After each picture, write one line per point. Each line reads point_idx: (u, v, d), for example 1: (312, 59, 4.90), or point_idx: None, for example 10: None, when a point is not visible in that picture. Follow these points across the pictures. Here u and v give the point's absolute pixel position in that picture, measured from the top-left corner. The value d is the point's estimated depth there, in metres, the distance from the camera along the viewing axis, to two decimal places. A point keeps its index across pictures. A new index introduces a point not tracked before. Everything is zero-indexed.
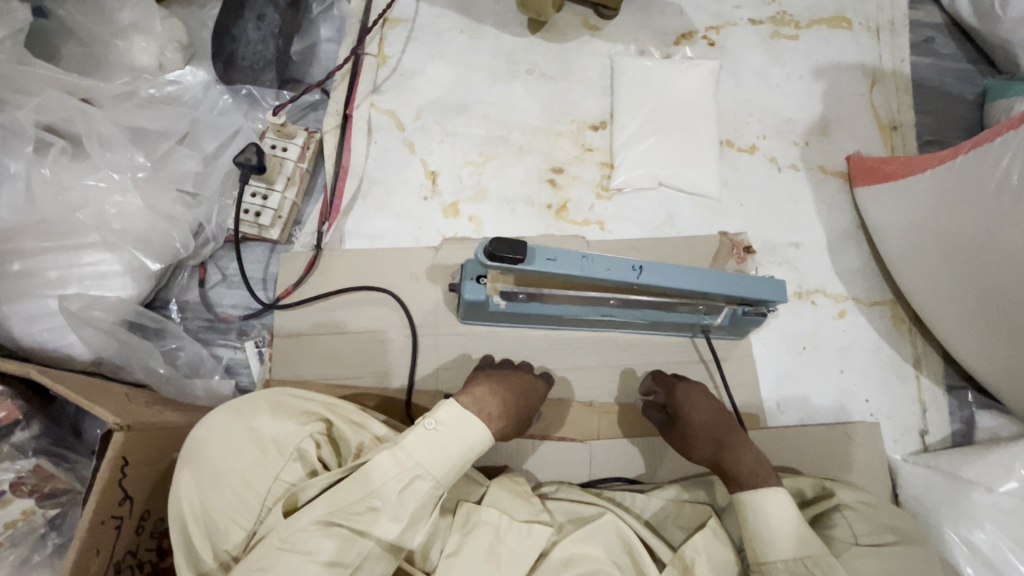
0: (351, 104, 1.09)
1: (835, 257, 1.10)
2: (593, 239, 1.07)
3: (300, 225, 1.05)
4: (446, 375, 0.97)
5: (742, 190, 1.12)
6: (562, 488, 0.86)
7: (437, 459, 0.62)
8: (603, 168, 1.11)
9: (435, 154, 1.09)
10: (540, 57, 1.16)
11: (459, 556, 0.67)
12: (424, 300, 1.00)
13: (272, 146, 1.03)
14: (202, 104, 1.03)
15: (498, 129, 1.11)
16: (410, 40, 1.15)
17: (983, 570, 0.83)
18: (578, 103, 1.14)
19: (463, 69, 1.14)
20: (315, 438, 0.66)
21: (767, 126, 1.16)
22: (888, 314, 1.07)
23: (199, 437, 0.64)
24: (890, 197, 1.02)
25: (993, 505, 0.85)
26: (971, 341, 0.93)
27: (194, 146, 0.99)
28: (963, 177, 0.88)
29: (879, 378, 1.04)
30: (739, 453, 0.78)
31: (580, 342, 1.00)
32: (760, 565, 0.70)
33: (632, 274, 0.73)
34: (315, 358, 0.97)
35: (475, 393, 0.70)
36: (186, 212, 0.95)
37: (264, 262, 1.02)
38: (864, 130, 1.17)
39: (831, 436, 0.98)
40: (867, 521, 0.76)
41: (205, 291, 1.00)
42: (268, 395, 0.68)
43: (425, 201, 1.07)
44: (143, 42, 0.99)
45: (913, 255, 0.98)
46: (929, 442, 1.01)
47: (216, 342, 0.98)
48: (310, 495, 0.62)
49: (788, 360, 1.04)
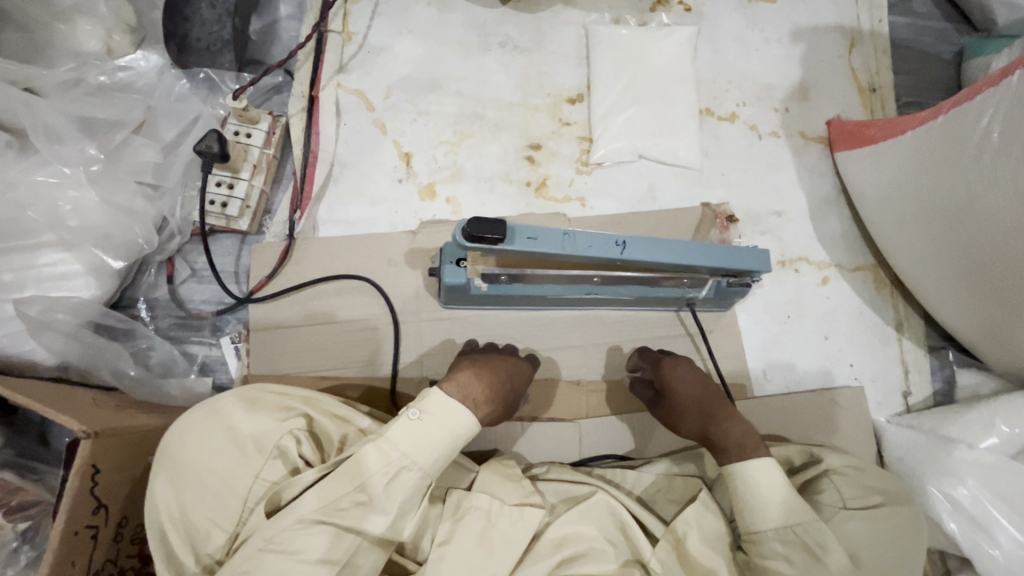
0: (317, 84, 1.04)
1: (817, 225, 1.09)
2: (574, 216, 1.05)
3: (270, 214, 1.01)
4: (430, 361, 0.95)
5: (723, 159, 1.10)
6: (553, 468, 0.85)
7: (423, 449, 0.60)
8: (582, 142, 1.08)
9: (408, 135, 1.05)
10: (513, 28, 1.12)
11: (452, 544, 0.66)
12: (404, 286, 0.98)
13: (234, 132, 0.97)
14: (156, 90, 0.97)
15: (473, 106, 1.07)
16: (376, 14, 1.09)
17: (966, 525, 0.85)
18: (554, 75, 1.11)
19: (434, 44, 1.09)
20: (295, 434, 0.64)
21: (746, 93, 1.14)
22: (870, 279, 1.08)
23: (172, 441, 0.61)
24: (871, 160, 1.00)
25: (975, 461, 0.86)
26: (953, 300, 0.93)
27: (152, 135, 0.94)
28: (944, 137, 0.86)
29: (862, 342, 1.05)
30: (729, 425, 0.77)
31: (566, 321, 0.98)
32: (751, 534, 0.70)
33: (616, 250, 0.72)
34: (295, 351, 0.94)
35: (460, 379, 0.68)
36: (148, 206, 0.90)
37: (234, 255, 0.98)
38: (843, 93, 1.16)
39: (817, 402, 0.99)
40: (854, 484, 0.76)
41: (174, 287, 0.96)
42: (244, 392, 0.66)
43: (400, 183, 1.03)
44: (88, 25, 0.94)
45: (895, 218, 0.97)
46: (912, 402, 1.03)
47: (190, 339, 0.95)
48: (294, 492, 0.60)
49: (773, 329, 1.04)
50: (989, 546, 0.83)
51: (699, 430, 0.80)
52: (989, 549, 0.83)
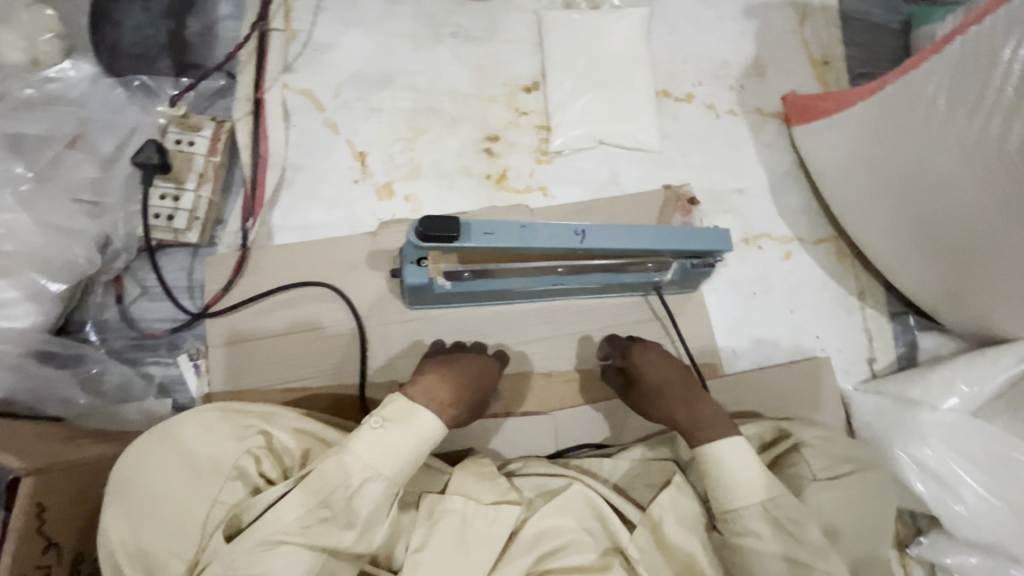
0: (261, 86, 1.00)
1: (778, 200, 1.10)
2: (537, 207, 1.03)
3: (222, 224, 0.97)
4: (400, 364, 0.93)
5: (683, 140, 1.10)
6: (529, 462, 0.84)
7: (388, 458, 0.59)
8: (540, 131, 1.06)
9: (362, 133, 1.02)
10: (463, 18, 1.09)
11: (427, 549, 0.65)
12: (366, 290, 0.95)
13: (176, 141, 0.94)
14: (91, 100, 0.93)
15: (427, 100, 1.05)
16: (320, 10, 1.05)
17: (932, 485, 0.87)
18: (509, 64, 1.08)
19: (383, 38, 1.06)
20: (254, 452, 0.62)
21: (703, 73, 1.13)
22: (832, 250, 1.09)
23: (124, 469, 0.59)
24: (825, 133, 1.01)
25: (938, 422, 0.89)
26: (910, 266, 0.95)
27: (89, 149, 0.89)
28: (893, 107, 0.87)
29: (827, 314, 1.06)
30: (696, 407, 0.77)
31: (535, 313, 0.97)
32: (725, 514, 0.70)
33: (576, 239, 0.71)
34: (258, 364, 0.91)
35: (424, 382, 0.67)
36: (88, 224, 0.86)
37: (187, 269, 0.95)
38: (797, 68, 1.16)
39: (787, 376, 1.00)
40: (826, 455, 0.77)
41: (124, 307, 0.92)
42: (200, 412, 0.63)
43: (356, 183, 1.00)
44: (7, 35, 0.87)
45: (850, 189, 0.98)
46: (877, 368, 1.05)
47: (145, 360, 0.91)
48: (255, 513, 0.57)
49: (741, 307, 1.04)
50: (954, 503, 0.86)
51: (690, 416, 0.77)
52: (953, 506, 0.86)
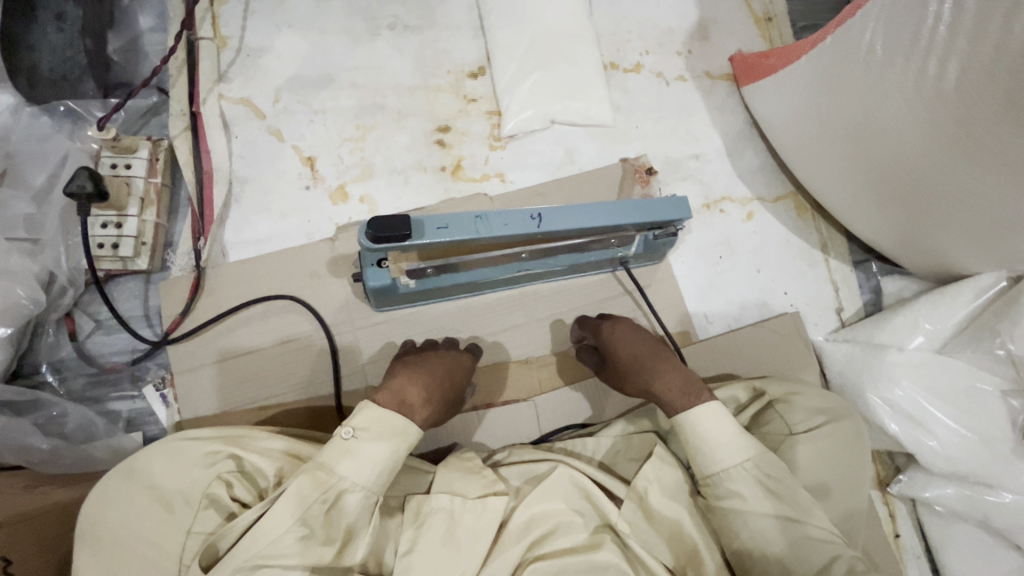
0: (195, 99, 0.96)
1: (734, 161, 1.11)
2: (495, 194, 1.02)
3: (173, 247, 0.94)
4: (373, 369, 0.92)
5: (635, 112, 1.09)
6: (514, 451, 0.84)
7: (363, 469, 0.58)
8: (490, 116, 1.05)
9: (307, 137, 0.99)
10: (399, 8, 1.06)
11: (417, 552, 0.65)
12: (331, 298, 0.93)
13: (111, 166, 0.89)
14: (13, 132, 0.88)
15: (371, 96, 1.02)
16: (249, 13, 1.01)
17: (906, 423, 0.90)
18: (451, 50, 1.06)
19: (318, 37, 1.02)
20: (225, 478, 0.61)
21: (648, 40, 1.12)
22: (791, 207, 1.10)
23: (90, 514, 0.58)
24: (773, 90, 1.01)
25: (907, 362, 0.91)
26: (867, 212, 0.96)
27: (17, 182, 0.85)
28: (834, 56, 0.87)
29: (793, 269, 1.08)
30: (670, 376, 0.77)
31: (505, 301, 0.97)
32: (706, 479, 0.70)
33: (533, 224, 0.70)
34: (227, 387, 0.89)
35: (392, 385, 0.66)
36: (28, 263, 0.82)
37: (141, 297, 0.92)
38: (741, 27, 1.16)
39: (761, 335, 1.01)
40: (800, 408, 0.79)
41: (79, 344, 0.89)
42: (165, 444, 0.61)
43: (308, 189, 0.98)
44: None
45: (803, 141, 0.99)
46: (846, 317, 1.07)
47: (109, 396, 0.88)
48: (231, 540, 0.56)
49: (708, 271, 1.05)
50: (928, 439, 0.89)
51: (674, 381, 0.76)
52: (928, 442, 0.89)
